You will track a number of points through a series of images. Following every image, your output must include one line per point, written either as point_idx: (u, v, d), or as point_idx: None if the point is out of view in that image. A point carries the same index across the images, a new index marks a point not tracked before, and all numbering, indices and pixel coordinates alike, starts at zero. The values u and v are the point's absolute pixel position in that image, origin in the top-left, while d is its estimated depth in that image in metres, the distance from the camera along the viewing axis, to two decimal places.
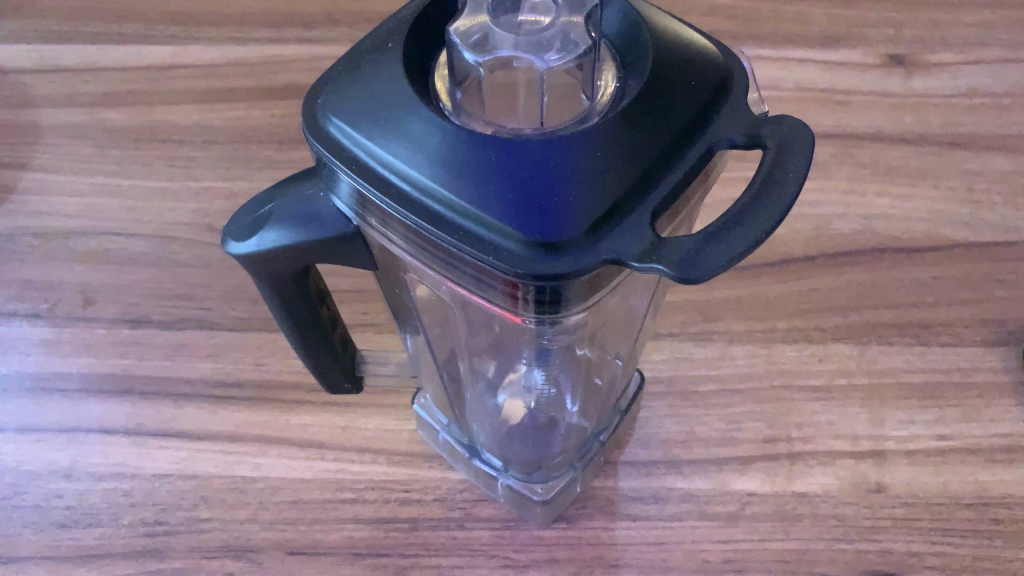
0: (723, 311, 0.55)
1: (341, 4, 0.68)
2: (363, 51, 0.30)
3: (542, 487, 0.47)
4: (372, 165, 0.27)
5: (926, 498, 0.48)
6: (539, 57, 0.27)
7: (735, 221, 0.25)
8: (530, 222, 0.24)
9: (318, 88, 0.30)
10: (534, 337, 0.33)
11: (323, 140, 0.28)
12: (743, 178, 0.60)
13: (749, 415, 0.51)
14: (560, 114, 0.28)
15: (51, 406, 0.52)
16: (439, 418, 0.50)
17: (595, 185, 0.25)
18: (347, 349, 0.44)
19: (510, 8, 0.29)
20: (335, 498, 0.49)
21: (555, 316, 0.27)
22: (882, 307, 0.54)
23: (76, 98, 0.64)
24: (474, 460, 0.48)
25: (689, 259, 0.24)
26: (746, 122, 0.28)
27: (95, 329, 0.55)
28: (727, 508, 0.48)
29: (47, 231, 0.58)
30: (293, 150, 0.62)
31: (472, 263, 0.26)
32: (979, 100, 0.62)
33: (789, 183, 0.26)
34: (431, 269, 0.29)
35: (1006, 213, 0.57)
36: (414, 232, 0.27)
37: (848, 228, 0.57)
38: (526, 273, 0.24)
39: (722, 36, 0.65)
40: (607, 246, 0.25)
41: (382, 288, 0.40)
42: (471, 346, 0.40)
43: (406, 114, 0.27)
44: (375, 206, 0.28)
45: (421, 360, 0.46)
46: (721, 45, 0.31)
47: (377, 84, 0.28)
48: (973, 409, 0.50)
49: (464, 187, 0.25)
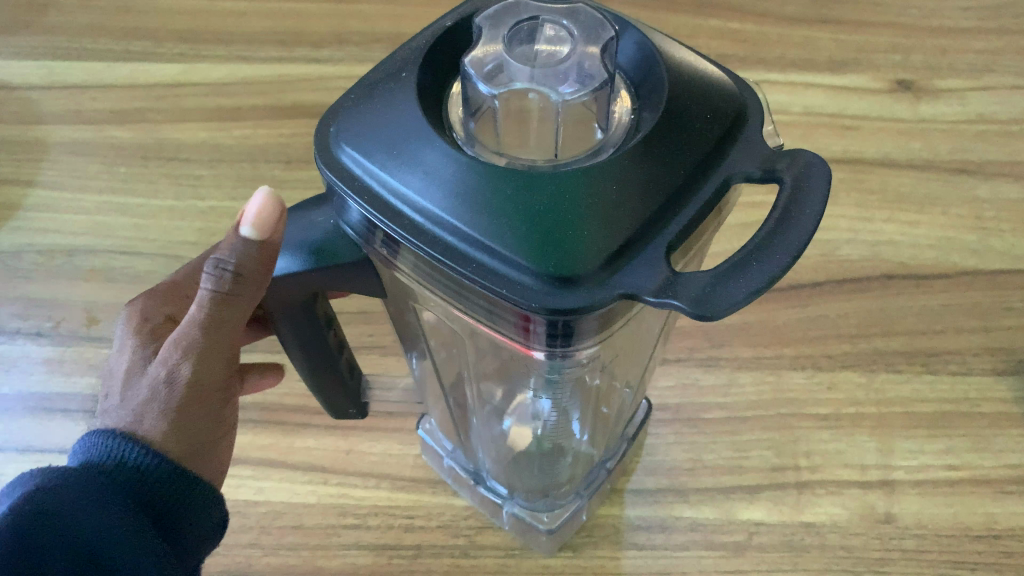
0: (732, 336, 0.55)
1: (349, 23, 0.68)
2: (376, 80, 0.29)
3: (548, 515, 0.47)
4: (385, 196, 0.26)
5: (936, 529, 0.47)
6: (553, 91, 0.27)
7: (752, 257, 0.25)
8: (545, 256, 0.24)
9: (331, 116, 0.30)
10: (542, 367, 0.33)
11: (337, 170, 0.28)
12: (752, 204, 0.59)
13: (758, 443, 0.51)
14: (574, 148, 0.28)
15: (52, 426, 0.51)
16: (444, 444, 0.50)
17: (612, 218, 0.25)
18: (352, 375, 0.43)
19: (526, 37, 0.28)
20: (338, 523, 0.48)
21: (567, 350, 0.27)
22: (891, 335, 0.54)
23: (84, 115, 0.64)
24: (480, 488, 0.48)
25: (706, 295, 0.24)
26: (762, 155, 0.28)
27: (99, 348, 0.54)
28: (734, 538, 0.48)
29: (52, 248, 0.58)
30: (299, 170, 0.61)
31: (485, 295, 0.26)
32: (987, 127, 0.62)
33: (806, 219, 0.25)
34: (443, 301, 0.29)
35: (1015, 241, 0.56)
36: (426, 263, 0.27)
37: (857, 254, 0.56)
38: (539, 307, 0.24)
39: (730, 60, 0.65)
40: (623, 281, 0.25)
41: (389, 312, 0.40)
42: (478, 372, 0.40)
43: (419, 144, 0.27)
44: (387, 237, 0.27)
45: (426, 383, 0.45)
46: (737, 78, 0.31)
47: (391, 112, 0.28)
48: (982, 439, 0.50)
49: (477, 219, 0.25)
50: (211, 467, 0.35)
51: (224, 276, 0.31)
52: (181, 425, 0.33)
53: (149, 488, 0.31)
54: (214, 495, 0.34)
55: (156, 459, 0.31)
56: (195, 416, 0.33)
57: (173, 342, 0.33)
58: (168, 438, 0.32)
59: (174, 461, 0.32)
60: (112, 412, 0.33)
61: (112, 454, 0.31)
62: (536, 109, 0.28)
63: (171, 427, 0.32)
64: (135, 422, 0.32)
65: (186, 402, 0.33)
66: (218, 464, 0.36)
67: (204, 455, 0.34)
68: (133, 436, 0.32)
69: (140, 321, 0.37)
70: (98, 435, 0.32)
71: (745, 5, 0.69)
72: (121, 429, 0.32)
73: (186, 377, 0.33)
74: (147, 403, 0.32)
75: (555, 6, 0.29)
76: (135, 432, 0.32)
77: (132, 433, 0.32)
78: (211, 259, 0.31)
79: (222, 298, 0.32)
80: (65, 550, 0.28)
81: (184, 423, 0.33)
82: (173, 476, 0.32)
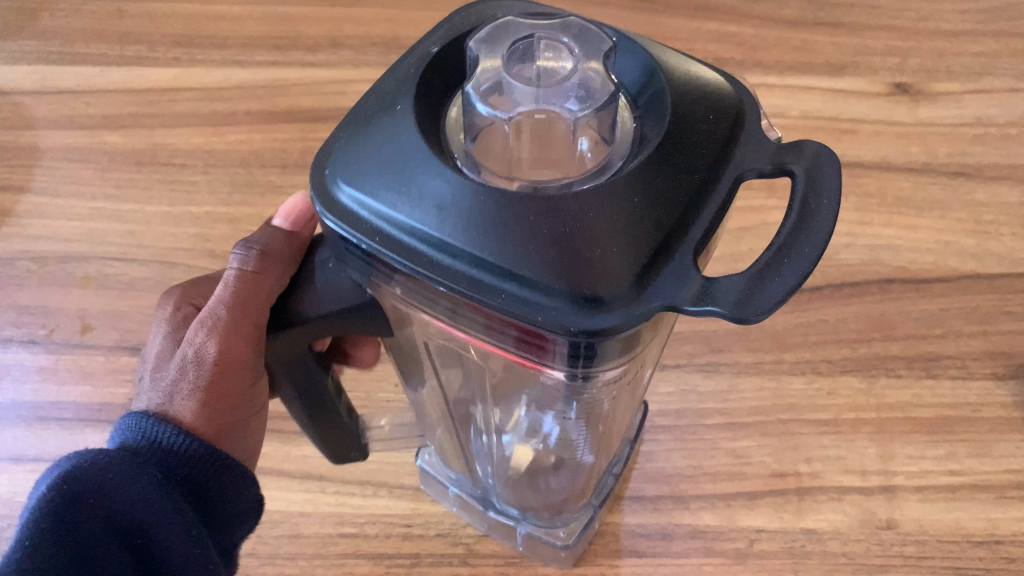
0: (731, 342, 0.54)
1: (344, 27, 0.67)
2: (367, 114, 0.28)
3: (563, 530, 0.47)
4: (397, 236, 0.25)
5: (937, 535, 0.47)
6: (562, 109, 0.27)
7: (781, 256, 0.25)
8: (576, 278, 0.24)
9: (322, 158, 0.28)
10: (558, 391, 0.32)
11: (340, 214, 0.27)
12: (750, 208, 0.59)
13: (757, 449, 0.51)
14: (580, 164, 0.28)
15: (46, 436, 0.51)
16: (447, 473, 0.49)
17: (636, 232, 0.25)
18: (351, 417, 0.43)
19: (525, 55, 0.28)
20: (334, 533, 0.48)
21: (590, 369, 0.27)
22: (890, 340, 0.53)
23: (77, 120, 0.64)
24: (490, 512, 0.48)
25: (744, 298, 0.24)
26: (772, 150, 0.28)
27: (93, 357, 0.54)
28: (735, 545, 0.48)
29: (46, 256, 0.58)
30: (295, 175, 0.61)
31: (514, 324, 0.25)
32: (986, 130, 0.61)
33: (826, 210, 0.26)
34: (460, 332, 0.28)
35: (1014, 245, 0.56)
36: (445, 298, 0.26)
37: (856, 259, 0.56)
38: (577, 330, 0.24)
39: (727, 64, 0.65)
40: (656, 294, 0.24)
41: (389, 349, 0.39)
42: (490, 401, 0.39)
43: (427, 177, 0.26)
44: (402, 276, 0.26)
45: (430, 416, 0.44)
46: (727, 75, 0.31)
47: (392, 147, 0.27)
48: (983, 445, 0.50)
49: (502, 248, 0.24)
50: (240, 447, 0.38)
51: (252, 253, 0.35)
52: (212, 402, 0.35)
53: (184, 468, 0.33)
54: (248, 475, 0.36)
55: (192, 440, 0.34)
56: (225, 394, 0.35)
57: (204, 323, 0.35)
58: (197, 416, 0.35)
59: (207, 441, 0.35)
60: (145, 397, 0.36)
61: (146, 436, 0.33)
62: (541, 128, 0.28)
63: (201, 406, 0.35)
64: (165, 401, 0.35)
65: (215, 380, 0.35)
66: (247, 444, 0.38)
67: (234, 431, 0.37)
68: (168, 417, 0.35)
69: (171, 313, 0.39)
70: (131, 416, 0.34)
71: (742, 8, 0.69)
72: (154, 410, 0.35)
73: (214, 356, 0.35)
74: (177, 385, 0.35)
75: (547, 22, 0.28)
76: (167, 413, 0.35)
77: (165, 414, 0.35)
78: (242, 244, 0.36)
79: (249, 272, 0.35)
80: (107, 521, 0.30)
81: (214, 400, 0.35)
82: (210, 455, 0.34)
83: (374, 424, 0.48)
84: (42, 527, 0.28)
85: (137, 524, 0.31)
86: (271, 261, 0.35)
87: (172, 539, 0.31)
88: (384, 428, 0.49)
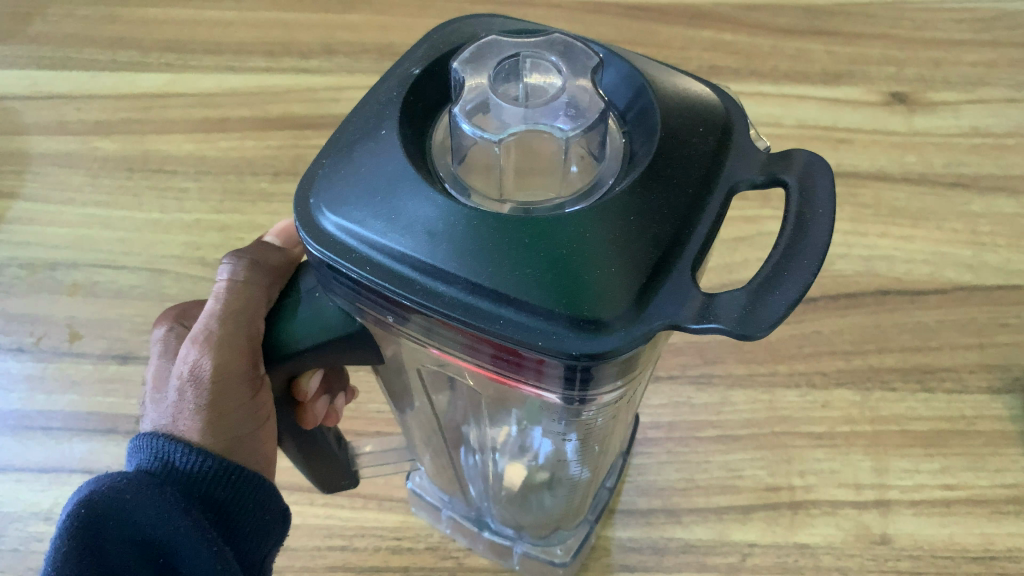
0: (724, 353, 0.54)
1: (337, 34, 0.67)
2: (350, 140, 0.28)
3: (561, 548, 0.48)
4: (389, 264, 0.25)
5: (931, 550, 0.47)
6: (550, 127, 0.26)
7: (781, 268, 0.24)
8: (575, 301, 0.23)
9: (306, 184, 0.28)
10: (552, 414, 0.32)
11: (327, 243, 0.26)
12: (746, 217, 0.59)
13: (750, 462, 0.51)
14: (571, 185, 0.28)
15: (34, 445, 0.51)
16: (440, 496, 0.49)
17: (633, 251, 0.24)
18: (341, 447, 0.44)
19: (510, 74, 0.28)
20: (323, 545, 0.48)
21: (586, 393, 0.26)
22: (886, 352, 0.53)
23: (67, 125, 0.63)
24: (485, 533, 0.48)
25: (746, 314, 0.23)
26: (760, 161, 0.28)
27: (81, 364, 0.54)
28: (728, 559, 0.47)
29: (34, 263, 0.57)
30: (286, 183, 0.60)
31: (512, 349, 0.25)
32: (981, 140, 0.61)
33: (820, 219, 0.25)
34: (456, 359, 0.28)
35: (1010, 256, 0.56)
36: (442, 325, 0.25)
37: (851, 269, 0.56)
38: (578, 353, 0.23)
39: (722, 73, 0.65)
40: (658, 314, 0.24)
41: (379, 376, 0.38)
42: (484, 424, 0.38)
43: (419, 205, 0.25)
44: (397, 306, 0.26)
45: (423, 441, 0.44)
46: (712, 84, 0.31)
47: (378, 174, 0.26)
48: (979, 458, 0.49)
49: (499, 273, 0.24)
50: (254, 460, 0.36)
51: (240, 264, 0.35)
52: (216, 421, 0.34)
53: (202, 488, 0.33)
54: (266, 484, 0.36)
55: (206, 459, 0.33)
56: (228, 409, 0.34)
57: (195, 340, 0.34)
58: (205, 435, 0.34)
59: (220, 456, 0.34)
60: (150, 420, 0.35)
61: (159, 457, 0.33)
62: (531, 147, 0.27)
63: (206, 425, 0.34)
64: (172, 423, 0.34)
65: (214, 398, 0.34)
66: (261, 455, 0.36)
67: (245, 448, 0.35)
68: (177, 437, 0.34)
69: (166, 333, 0.39)
70: (144, 438, 0.34)
71: (738, 15, 0.68)
72: (163, 431, 0.34)
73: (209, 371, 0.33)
74: (179, 407, 0.34)
75: (531, 41, 0.28)
76: (174, 434, 0.34)
77: (173, 434, 0.34)
78: (228, 256, 0.36)
79: (238, 283, 0.35)
80: (126, 540, 0.30)
81: (217, 416, 0.34)
82: (223, 471, 0.34)
83: (360, 450, 0.48)
84: (61, 550, 0.29)
85: (156, 541, 0.31)
86: (259, 273, 0.35)
87: (191, 557, 0.31)
88: (370, 453, 0.48)
